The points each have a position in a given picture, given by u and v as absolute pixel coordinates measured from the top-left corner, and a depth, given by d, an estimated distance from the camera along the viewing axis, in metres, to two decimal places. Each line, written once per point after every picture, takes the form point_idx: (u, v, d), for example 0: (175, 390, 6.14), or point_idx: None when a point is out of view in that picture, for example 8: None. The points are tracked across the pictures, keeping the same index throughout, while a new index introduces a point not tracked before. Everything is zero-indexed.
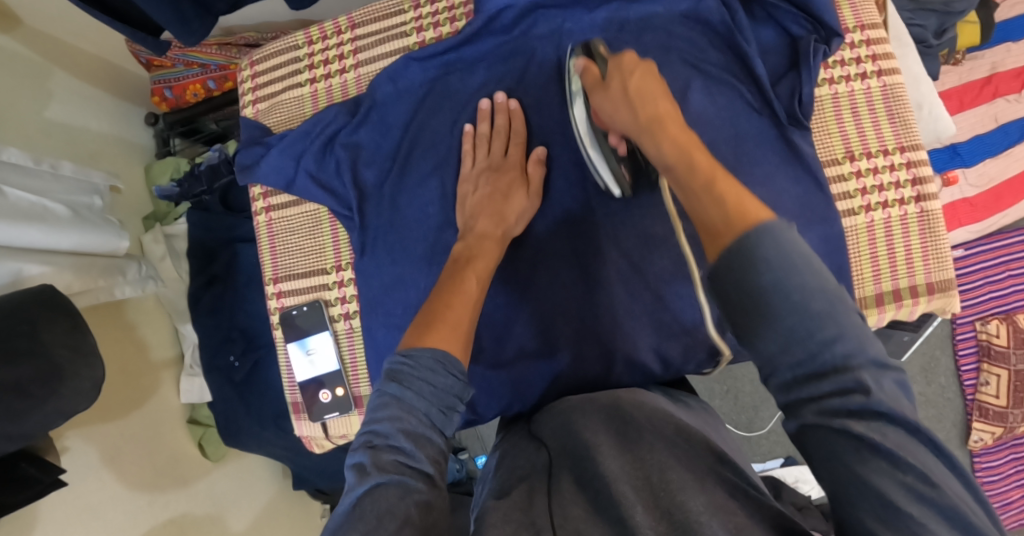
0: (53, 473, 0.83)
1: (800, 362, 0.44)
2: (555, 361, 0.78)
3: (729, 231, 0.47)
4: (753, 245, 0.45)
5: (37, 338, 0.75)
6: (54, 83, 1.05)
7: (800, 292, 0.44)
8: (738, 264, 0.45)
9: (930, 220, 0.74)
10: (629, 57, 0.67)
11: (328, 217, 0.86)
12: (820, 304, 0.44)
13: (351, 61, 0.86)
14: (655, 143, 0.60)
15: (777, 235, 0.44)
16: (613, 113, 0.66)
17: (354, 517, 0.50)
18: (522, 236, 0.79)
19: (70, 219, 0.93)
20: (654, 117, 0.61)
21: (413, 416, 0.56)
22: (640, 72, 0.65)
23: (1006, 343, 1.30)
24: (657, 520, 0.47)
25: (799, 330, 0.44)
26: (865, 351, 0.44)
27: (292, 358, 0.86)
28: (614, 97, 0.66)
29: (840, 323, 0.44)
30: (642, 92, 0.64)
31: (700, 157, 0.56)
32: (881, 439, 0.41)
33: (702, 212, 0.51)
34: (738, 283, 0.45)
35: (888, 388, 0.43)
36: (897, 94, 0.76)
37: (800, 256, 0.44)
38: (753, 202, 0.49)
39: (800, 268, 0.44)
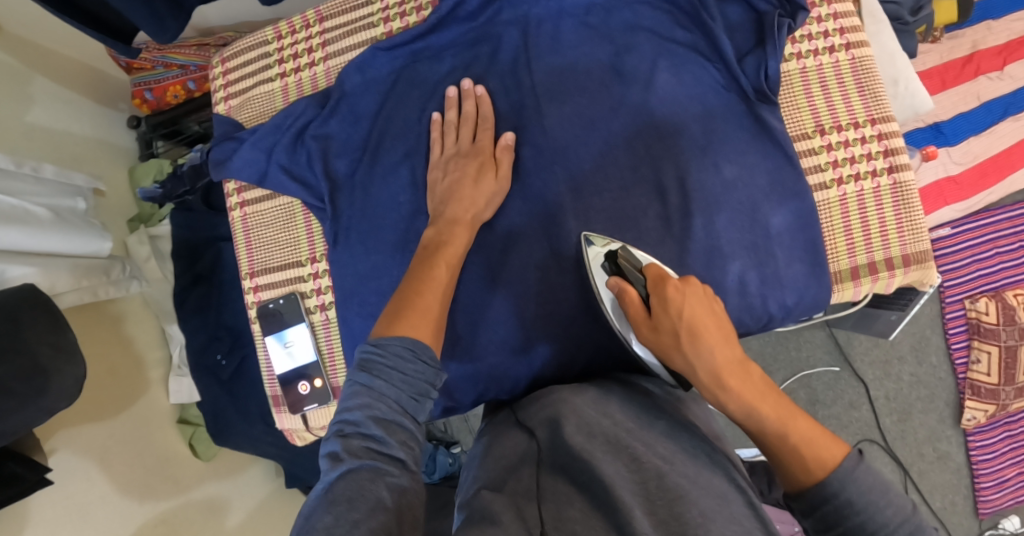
0: (38, 471, 0.83)
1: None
2: (528, 344, 0.78)
3: (806, 477, 0.54)
4: (849, 500, 0.52)
5: (18, 337, 0.76)
6: (35, 89, 1.05)
7: (887, 526, 0.51)
8: (829, 507, 0.52)
9: (903, 191, 0.74)
10: (673, 285, 0.62)
11: (301, 210, 0.86)
12: (906, 533, 0.51)
13: (320, 54, 0.86)
14: (721, 401, 0.59)
15: (854, 478, 0.52)
16: (663, 350, 0.64)
17: (326, 502, 0.49)
18: (492, 221, 0.79)
19: (51, 221, 0.93)
20: (712, 373, 0.59)
21: (384, 403, 0.55)
22: (688, 305, 0.61)
23: (995, 321, 1.29)
24: (656, 522, 0.48)
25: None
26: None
27: (270, 350, 0.86)
28: (663, 336, 0.62)
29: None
30: (696, 341, 0.60)
31: (771, 413, 0.57)
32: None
33: (780, 465, 0.56)
34: (827, 523, 0.53)
35: None
36: (865, 67, 0.76)
37: (879, 490, 0.52)
38: (823, 437, 0.55)
39: (886, 506, 0.51)
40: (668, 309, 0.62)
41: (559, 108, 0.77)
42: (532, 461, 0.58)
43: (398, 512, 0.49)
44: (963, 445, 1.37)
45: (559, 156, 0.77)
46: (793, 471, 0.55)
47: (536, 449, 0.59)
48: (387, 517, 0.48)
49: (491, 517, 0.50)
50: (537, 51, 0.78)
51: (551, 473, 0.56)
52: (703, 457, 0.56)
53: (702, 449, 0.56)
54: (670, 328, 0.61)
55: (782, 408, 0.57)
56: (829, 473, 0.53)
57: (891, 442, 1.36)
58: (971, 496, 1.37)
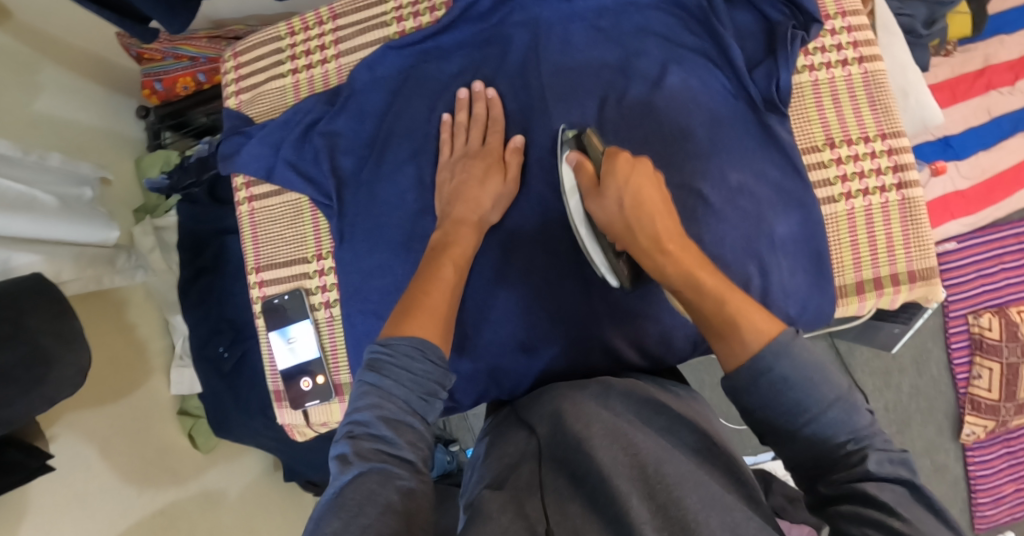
0: (40, 458, 0.84)
1: (814, 439, 0.51)
2: (531, 347, 0.78)
3: (742, 348, 0.53)
4: (774, 369, 0.51)
5: (21, 324, 0.76)
6: (44, 77, 1.05)
7: (818, 401, 0.50)
8: (764, 382, 0.51)
9: (912, 208, 0.74)
10: (623, 157, 0.63)
11: (309, 206, 0.86)
12: (836, 408, 0.50)
13: (332, 51, 0.86)
14: (661, 267, 0.61)
15: (789, 349, 0.52)
16: (607, 222, 0.66)
17: (337, 506, 0.49)
18: (498, 222, 0.79)
19: (58, 209, 0.93)
20: (654, 238, 0.62)
21: (393, 403, 0.55)
22: (636, 179, 0.63)
23: (998, 336, 1.29)
24: (655, 507, 0.48)
25: (815, 420, 0.50)
26: (873, 436, 0.50)
27: (273, 346, 0.86)
28: (609, 206, 0.64)
29: (854, 421, 0.50)
30: (642, 209, 0.62)
31: (709, 283, 0.58)
32: (878, 492, 0.46)
33: (720, 335, 0.55)
34: (764, 398, 0.52)
35: (889, 464, 0.48)
36: (877, 81, 0.76)
37: (815, 372, 0.51)
38: (762, 312, 0.55)
39: (818, 383, 0.50)
40: (614, 178, 0.63)
41: (567, 111, 0.77)
42: (533, 458, 0.58)
43: (407, 515, 0.49)
44: (961, 460, 1.37)
45: None
46: (728, 338, 0.55)
47: (538, 446, 0.59)
48: (397, 520, 0.48)
49: (492, 518, 0.50)
50: (547, 54, 0.78)
51: (553, 465, 0.56)
52: (704, 450, 0.56)
53: (704, 443, 0.57)
54: (617, 196, 0.63)
55: (721, 283, 0.58)
56: (766, 343, 0.52)
57: None
58: (969, 511, 1.38)
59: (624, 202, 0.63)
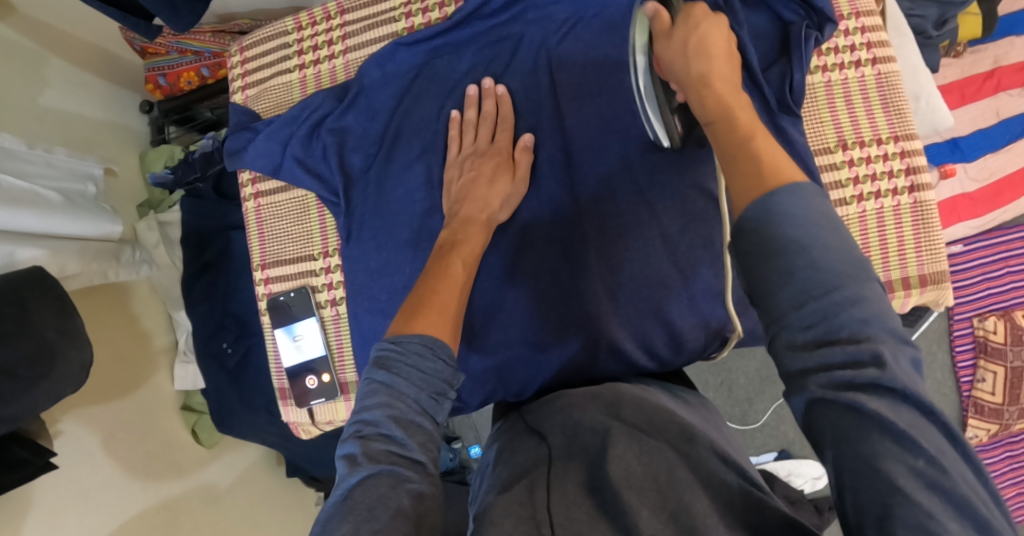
0: (44, 456, 0.83)
1: (811, 304, 0.41)
2: (538, 348, 0.78)
3: (757, 189, 0.45)
4: (782, 205, 0.43)
5: (27, 322, 0.76)
6: (50, 71, 1.05)
7: (821, 248, 0.41)
8: (764, 218, 0.43)
9: (923, 211, 0.73)
10: (699, 6, 0.61)
11: (315, 204, 0.86)
12: (843, 266, 0.41)
13: (339, 47, 0.85)
14: (701, 101, 0.57)
15: (806, 195, 0.43)
16: (669, 63, 0.61)
17: (346, 510, 0.48)
18: (507, 222, 0.78)
19: (63, 205, 0.92)
20: (703, 75, 0.57)
21: (404, 402, 0.54)
22: (705, 24, 0.61)
23: (1003, 340, 1.28)
24: (666, 516, 0.50)
25: (816, 280, 0.41)
26: (881, 320, 0.41)
27: (278, 343, 0.86)
28: (672, 48, 0.61)
29: (859, 290, 0.41)
30: (702, 49, 0.59)
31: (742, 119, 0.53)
32: (894, 417, 0.38)
33: (735, 174, 0.49)
34: (760, 234, 0.43)
35: (905, 366, 0.40)
36: (891, 82, 0.75)
37: (826, 219, 0.43)
38: (786, 163, 0.47)
39: (825, 228, 0.42)
40: (689, 24, 0.61)
41: (579, 111, 0.77)
42: (544, 462, 0.58)
43: (417, 520, 0.49)
44: None
45: (576, 161, 0.77)
46: (739, 176, 0.47)
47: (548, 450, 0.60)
48: (408, 525, 0.48)
49: (495, 522, 0.51)
50: (559, 52, 0.77)
51: (566, 468, 0.57)
52: (715, 458, 0.55)
53: (713, 449, 0.56)
54: (683, 40, 0.60)
55: (754, 121, 0.53)
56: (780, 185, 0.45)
57: None
58: None
59: (690, 43, 0.60)
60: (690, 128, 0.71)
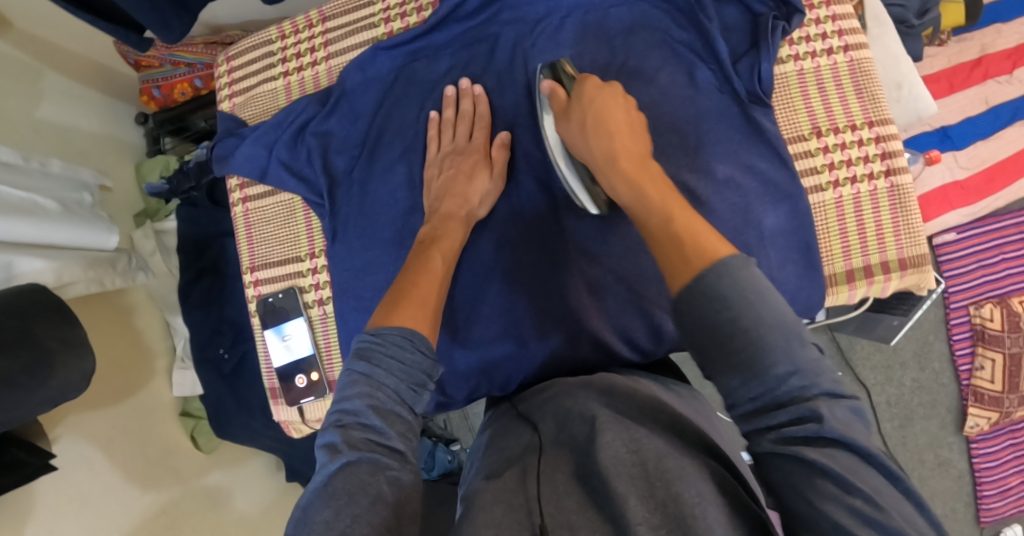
0: (43, 457, 0.85)
1: (754, 378, 0.45)
2: (521, 341, 0.79)
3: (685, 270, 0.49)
4: (716, 288, 0.46)
5: (27, 330, 0.78)
6: (45, 85, 1.07)
7: (757, 324, 0.45)
8: (700, 299, 0.47)
9: (900, 194, 0.74)
10: (590, 83, 0.68)
11: (301, 207, 0.87)
12: (776, 338, 0.45)
13: (322, 53, 0.87)
14: (612, 178, 0.62)
15: (738, 273, 0.46)
16: (572, 141, 0.68)
17: (327, 495, 0.49)
18: (486, 218, 0.79)
19: (59, 213, 0.94)
20: (609, 151, 0.63)
21: (383, 392, 0.55)
22: (599, 99, 0.66)
23: (1000, 327, 1.28)
24: (653, 504, 0.48)
25: (755, 355, 0.45)
26: (818, 381, 0.45)
27: (268, 344, 0.87)
28: (572, 126, 0.68)
29: (796, 355, 0.45)
30: (601, 124, 0.65)
31: (659, 199, 0.57)
32: (831, 463, 0.43)
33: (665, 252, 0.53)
34: (699, 318, 0.47)
35: (844, 415, 0.44)
36: (864, 69, 0.76)
37: (754, 289, 0.46)
38: (711, 235, 0.51)
39: (760, 305, 0.46)
40: (583, 101, 0.67)
41: None
42: (533, 450, 0.59)
43: (397, 507, 0.50)
44: (966, 453, 1.36)
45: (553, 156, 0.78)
46: (668, 254, 0.52)
47: (539, 441, 0.60)
48: (387, 512, 0.49)
49: (484, 508, 0.52)
50: (535, 50, 0.79)
51: (551, 456, 0.57)
52: (702, 452, 0.55)
53: (702, 444, 0.56)
54: (579, 117, 0.67)
55: (672, 199, 0.56)
56: (705, 264, 0.48)
57: (891, 447, 1.35)
58: (973, 504, 1.37)
59: (586, 123, 0.66)
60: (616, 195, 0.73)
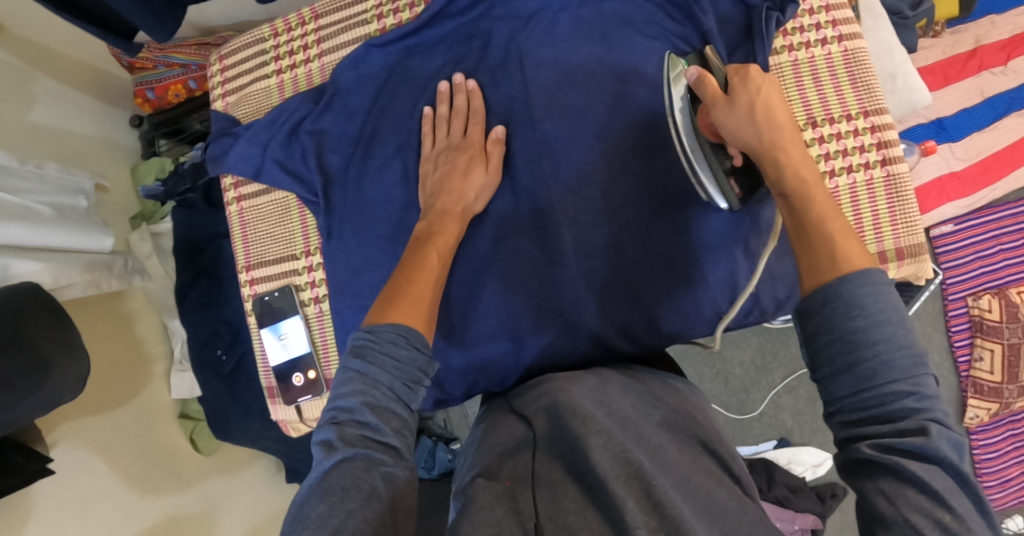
0: (40, 461, 0.85)
1: (868, 388, 0.47)
2: (518, 337, 0.79)
3: (829, 270, 0.51)
4: (856, 295, 0.49)
5: (22, 332, 0.77)
6: (38, 88, 1.07)
7: (886, 341, 0.47)
8: (838, 303, 0.49)
9: (896, 183, 0.74)
10: (755, 70, 0.62)
11: (296, 205, 0.87)
12: (904, 362, 0.47)
13: (315, 50, 0.87)
14: (773, 170, 0.59)
15: (874, 280, 0.49)
16: (732, 130, 0.62)
17: (321, 492, 0.49)
18: (481, 214, 0.79)
19: (53, 218, 0.94)
20: (774, 143, 0.59)
21: (378, 389, 0.55)
22: (766, 88, 0.61)
23: (999, 318, 1.28)
24: (648, 506, 0.48)
25: (880, 370, 0.47)
26: (931, 405, 0.46)
27: (264, 343, 0.87)
28: (737, 112, 0.61)
29: (918, 375, 0.47)
30: (769, 115, 0.60)
31: (818, 202, 0.56)
32: (929, 479, 0.43)
33: (808, 249, 0.54)
34: (829, 322, 0.49)
35: (948, 442, 0.45)
36: (858, 59, 0.76)
37: (886, 307, 0.49)
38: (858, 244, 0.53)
39: (893, 323, 0.48)
40: (747, 89, 0.62)
41: (548, 102, 0.77)
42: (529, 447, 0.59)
43: (392, 503, 0.49)
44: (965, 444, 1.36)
45: (548, 150, 0.77)
46: (812, 253, 0.53)
47: (533, 436, 0.60)
48: (381, 507, 0.49)
49: (484, 507, 0.51)
50: (528, 45, 0.79)
51: (547, 455, 0.57)
52: (697, 446, 0.57)
53: (696, 437, 0.58)
54: (745, 105, 0.61)
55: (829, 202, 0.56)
56: (852, 270, 0.50)
57: None
58: None
59: (755, 110, 0.61)
60: (751, 192, 0.69)
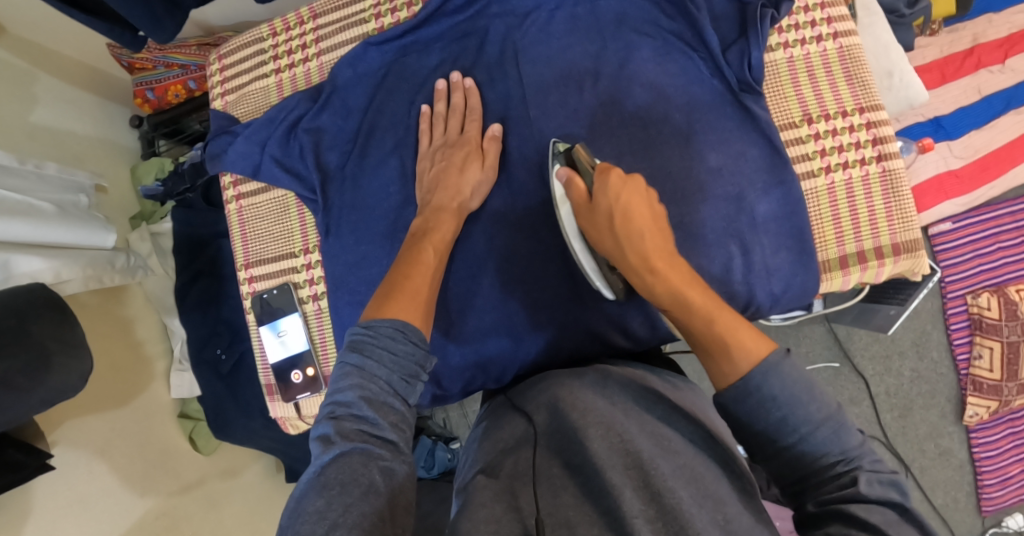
0: (39, 457, 0.86)
1: (799, 460, 0.50)
2: (516, 333, 0.79)
3: (731, 372, 0.53)
4: (765, 390, 0.51)
5: (23, 329, 0.77)
6: (39, 89, 1.07)
7: (807, 419, 0.50)
8: (751, 400, 0.51)
9: (892, 179, 0.74)
10: (614, 174, 0.63)
11: (295, 203, 0.88)
12: (826, 428, 0.50)
13: (313, 49, 0.87)
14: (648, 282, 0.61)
15: (780, 370, 0.51)
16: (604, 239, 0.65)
17: (320, 485, 0.49)
18: (478, 211, 0.80)
19: (56, 215, 0.94)
20: (642, 254, 0.61)
21: (375, 383, 0.55)
22: (625, 192, 0.63)
23: (997, 316, 1.27)
24: (647, 497, 0.48)
25: (805, 442, 0.50)
26: (859, 458, 0.50)
27: (264, 340, 0.87)
28: (600, 221, 0.65)
29: (843, 442, 0.50)
30: (627, 221, 0.62)
31: (699, 303, 0.58)
32: (867, 514, 0.46)
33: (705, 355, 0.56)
34: (754, 415, 0.51)
35: (883, 484, 0.48)
36: (853, 55, 0.77)
37: (800, 386, 0.51)
38: (748, 330, 0.55)
39: (808, 403, 0.50)
40: (608, 196, 0.63)
41: (543, 100, 0.78)
42: (528, 442, 0.58)
43: (390, 496, 0.50)
44: (965, 442, 1.36)
45: (545, 147, 0.78)
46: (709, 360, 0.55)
47: (533, 432, 0.60)
48: (379, 501, 0.49)
49: (484, 504, 0.51)
50: (525, 42, 0.79)
51: (546, 450, 0.56)
52: (698, 443, 0.56)
53: (698, 434, 0.57)
54: (608, 210, 0.63)
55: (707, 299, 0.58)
56: (754, 365, 0.52)
57: (891, 438, 1.35)
58: (974, 493, 1.36)
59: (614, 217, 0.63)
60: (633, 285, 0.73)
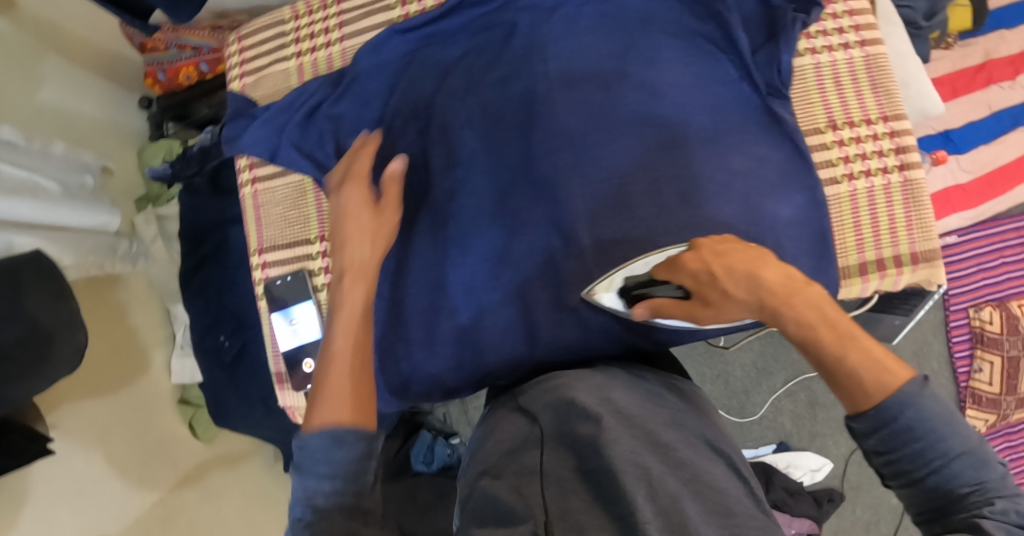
0: (40, 442, 0.84)
1: (932, 488, 0.47)
2: (531, 328, 0.78)
3: (864, 400, 0.49)
4: (910, 416, 0.47)
5: (20, 306, 0.76)
6: (44, 69, 1.04)
7: (941, 444, 0.47)
8: (887, 430, 0.48)
9: (913, 190, 0.74)
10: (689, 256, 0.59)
11: (312, 188, 0.87)
12: (962, 457, 0.46)
13: (336, 34, 0.86)
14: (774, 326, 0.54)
15: (919, 403, 0.47)
16: (714, 309, 0.59)
17: None
18: (497, 204, 0.79)
19: (60, 195, 0.93)
20: (759, 299, 0.55)
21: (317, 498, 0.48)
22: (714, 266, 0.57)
23: (999, 330, 1.29)
24: (659, 509, 0.46)
25: (936, 465, 0.47)
26: (1003, 492, 0.45)
27: (275, 327, 0.86)
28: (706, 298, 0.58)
29: (982, 474, 0.46)
30: (743, 275, 0.55)
31: (826, 337, 0.51)
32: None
33: (835, 388, 0.51)
34: (883, 442, 0.49)
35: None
36: (879, 64, 0.77)
37: (945, 422, 0.47)
38: (885, 355, 0.50)
39: (948, 431, 0.47)
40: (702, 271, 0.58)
41: (567, 94, 0.77)
42: (535, 444, 0.57)
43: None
44: None
45: (567, 141, 0.77)
46: (837, 393, 0.51)
47: (538, 434, 0.59)
48: None
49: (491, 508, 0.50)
50: (550, 37, 0.78)
51: (553, 454, 0.55)
52: (704, 446, 0.57)
53: (702, 438, 0.58)
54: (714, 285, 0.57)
55: (841, 325, 0.51)
56: (889, 396, 0.48)
57: None
58: None
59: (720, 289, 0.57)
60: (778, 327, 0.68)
